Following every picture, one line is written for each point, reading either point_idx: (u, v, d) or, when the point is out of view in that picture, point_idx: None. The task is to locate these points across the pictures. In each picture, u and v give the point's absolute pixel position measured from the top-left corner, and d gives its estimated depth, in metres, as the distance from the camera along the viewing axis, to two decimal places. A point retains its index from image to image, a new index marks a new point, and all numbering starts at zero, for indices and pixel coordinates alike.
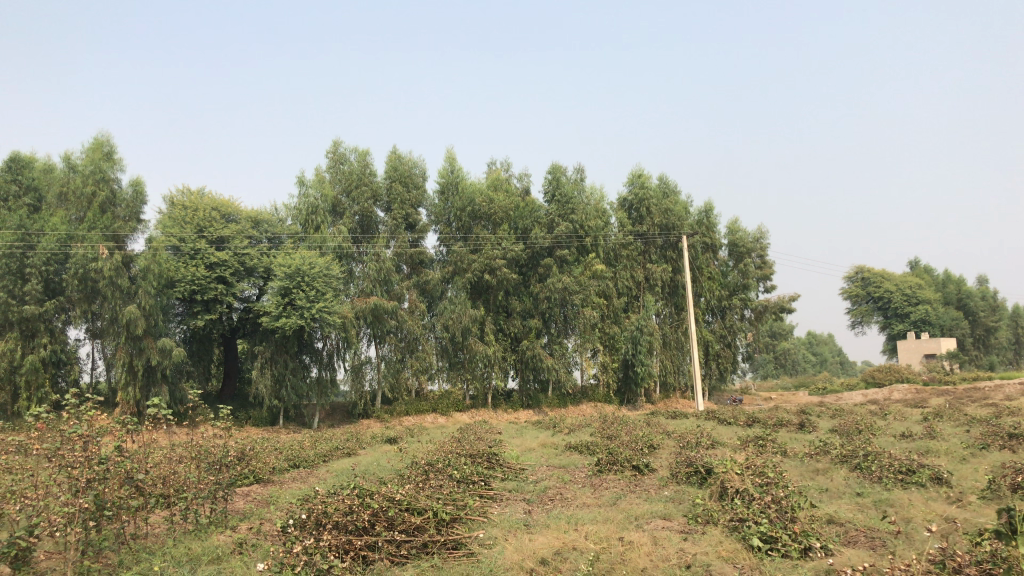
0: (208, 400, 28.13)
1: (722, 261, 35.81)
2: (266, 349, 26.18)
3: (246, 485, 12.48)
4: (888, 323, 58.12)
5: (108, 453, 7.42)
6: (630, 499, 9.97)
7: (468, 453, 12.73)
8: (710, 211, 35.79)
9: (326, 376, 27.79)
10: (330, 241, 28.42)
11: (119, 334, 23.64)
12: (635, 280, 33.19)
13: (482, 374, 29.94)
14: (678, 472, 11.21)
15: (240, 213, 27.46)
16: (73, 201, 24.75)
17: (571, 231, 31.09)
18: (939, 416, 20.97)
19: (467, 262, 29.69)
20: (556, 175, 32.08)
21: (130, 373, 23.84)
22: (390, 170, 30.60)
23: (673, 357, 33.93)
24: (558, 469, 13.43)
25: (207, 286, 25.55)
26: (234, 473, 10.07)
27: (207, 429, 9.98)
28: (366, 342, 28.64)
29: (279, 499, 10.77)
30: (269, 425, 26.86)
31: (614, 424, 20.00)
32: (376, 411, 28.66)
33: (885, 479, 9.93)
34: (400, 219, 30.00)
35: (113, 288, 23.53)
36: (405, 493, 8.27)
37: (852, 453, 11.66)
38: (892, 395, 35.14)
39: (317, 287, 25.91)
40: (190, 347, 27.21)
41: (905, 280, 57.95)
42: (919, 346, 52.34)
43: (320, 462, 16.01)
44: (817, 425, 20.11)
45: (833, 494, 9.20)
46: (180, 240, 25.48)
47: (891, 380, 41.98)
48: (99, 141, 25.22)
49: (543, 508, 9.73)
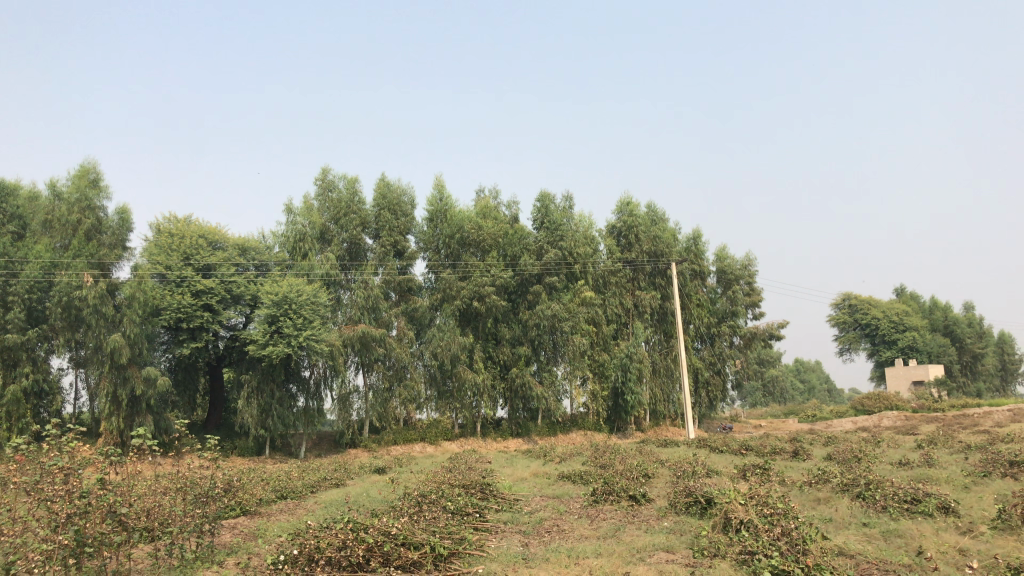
0: (193, 430, 27.65)
1: (710, 288, 35.76)
2: (252, 377, 25.80)
3: (232, 517, 12.15)
4: (876, 350, 58.18)
5: (89, 486, 7.09)
6: (630, 531, 9.72)
7: (461, 483, 12.45)
8: (698, 238, 35.84)
9: (314, 406, 27.39)
10: (318, 269, 28.25)
11: (103, 363, 23.28)
12: (624, 307, 33.03)
13: (471, 403, 29.59)
14: (678, 502, 10.94)
15: (228, 240, 27.25)
16: (58, 229, 24.33)
17: (560, 258, 30.91)
18: (933, 442, 20.81)
19: (456, 289, 29.57)
20: (545, 203, 31.99)
21: (113, 403, 23.41)
22: (378, 199, 30.49)
23: (663, 385, 33.61)
24: (552, 499, 13.12)
25: (194, 313, 25.13)
26: (221, 506, 9.74)
27: (193, 460, 9.65)
28: (354, 370, 28.31)
29: (267, 532, 10.45)
30: (255, 455, 26.41)
31: (607, 453, 19.72)
32: (364, 440, 28.25)
33: (890, 508, 9.73)
34: (388, 246, 29.80)
35: (97, 316, 23.23)
36: (401, 528, 8.03)
37: (854, 481, 11.44)
38: (883, 422, 35.00)
39: (304, 314, 25.61)
40: (176, 375, 26.79)
41: (892, 307, 58.17)
42: (906, 373, 52.29)
43: (308, 493, 15.68)
44: (811, 453, 19.89)
45: (839, 524, 8.98)
46: (166, 267, 25.20)
47: (880, 408, 41.77)
48: (85, 168, 24.95)
49: (541, 541, 9.46)
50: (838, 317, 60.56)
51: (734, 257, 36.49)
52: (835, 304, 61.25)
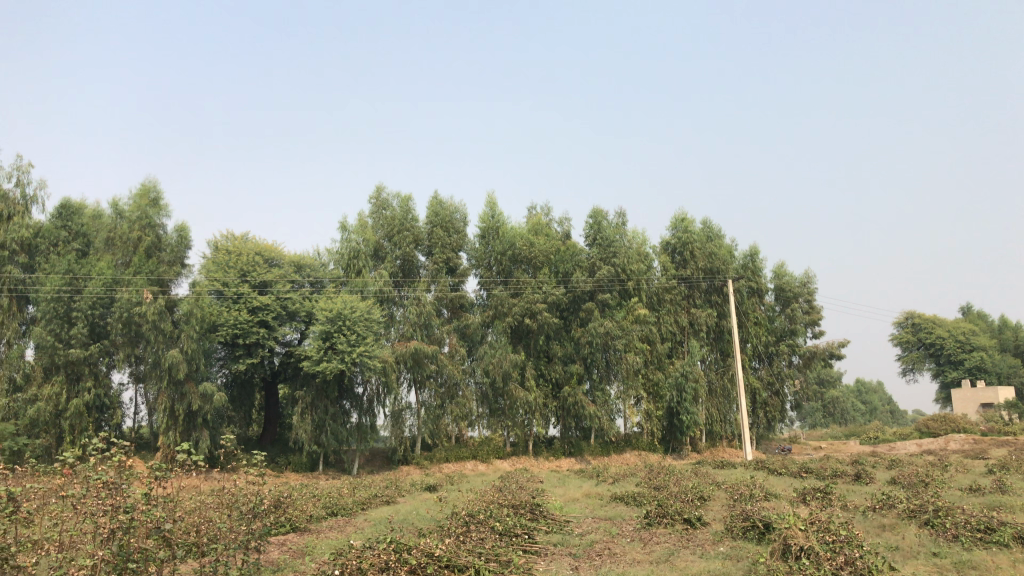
0: (249, 445, 27.89)
1: (768, 306, 35.00)
2: (307, 394, 25.93)
3: (281, 534, 12.09)
4: (941, 370, 56.35)
5: (136, 501, 7.02)
6: (683, 556, 9.38)
7: (510, 503, 12.22)
8: (755, 255, 35.15)
9: (367, 422, 27.43)
10: (371, 285, 28.41)
11: (162, 378, 23.66)
12: (679, 325, 32.50)
13: (522, 421, 29.38)
14: (735, 526, 10.55)
15: (284, 257, 27.58)
16: (119, 246, 24.87)
17: (613, 275, 30.52)
18: (1006, 467, 19.88)
19: (508, 306, 29.38)
20: (597, 220, 31.71)
21: (171, 418, 23.76)
22: (431, 216, 30.58)
23: (720, 405, 32.91)
24: (605, 521, 12.80)
25: (250, 330, 25.35)
26: (268, 523, 9.66)
27: (243, 475, 9.59)
28: (407, 386, 28.32)
29: (315, 550, 10.37)
30: (309, 471, 26.52)
31: (661, 474, 19.28)
32: (416, 457, 28.16)
33: (962, 537, 9.20)
34: (441, 263, 29.84)
35: (156, 332, 23.64)
36: (445, 549, 7.86)
37: (921, 508, 10.90)
38: (950, 446, 33.71)
39: (358, 331, 25.72)
40: (232, 391, 27.07)
41: (958, 326, 56.35)
42: (976, 395, 50.38)
43: (358, 510, 15.58)
44: (875, 477, 19.16)
45: (906, 553, 8.51)
46: (223, 284, 25.57)
47: (946, 430, 40.29)
48: (146, 187, 25.54)
49: (591, 565, 9.18)
50: (900, 336, 58.85)
51: (792, 274, 35.72)
52: (896, 323, 59.69)
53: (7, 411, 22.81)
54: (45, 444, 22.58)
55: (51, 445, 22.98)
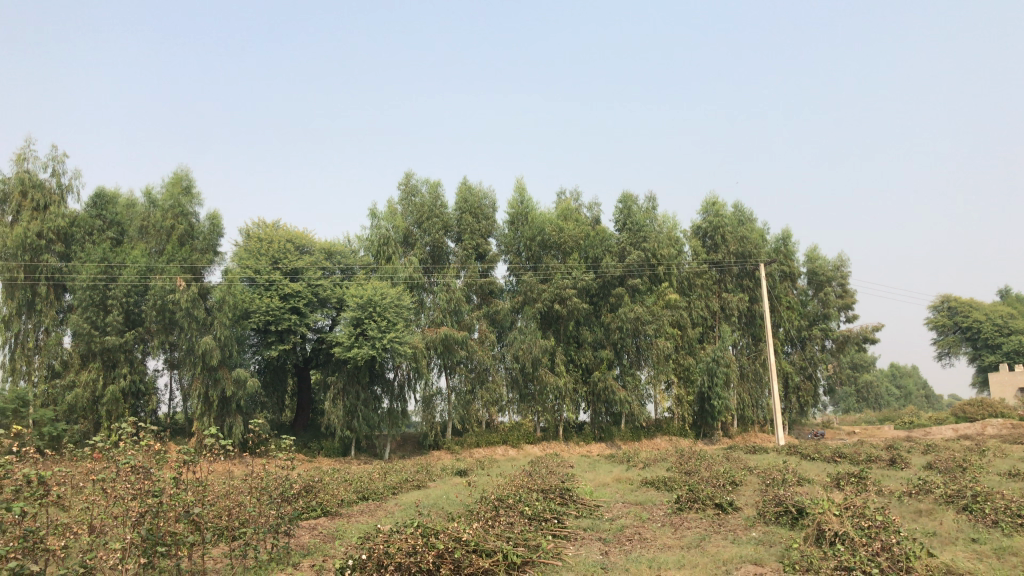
0: (282, 430, 28.17)
1: (801, 290, 34.63)
2: (338, 379, 26.09)
3: (312, 518, 12.18)
4: (978, 354, 55.40)
5: (164, 486, 7.06)
6: (715, 541, 9.28)
7: (539, 487, 12.19)
8: (788, 238, 34.69)
9: (398, 408, 27.56)
10: (401, 272, 28.46)
11: (196, 365, 23.94)
12: (710, 310, 32.21)
13: (553, 406, 29.40)
14: (767, 511, 10.41)
15: (315, 245, 27.71)
16: (153, 235, 25.15)
17: (643, 260, 30.29)
18: None
19: (537, 292, 29.34)
20: (627, 205, 31.45)
21: (205, 404, 24.05)
22: (460, 202, 30.56)
23: (751, 390, 32.63)
24: (635, 505, 12.74)
25: (282, 316, 25.48)
26: (298, 507, 9.72)
27: (272, 459, 9.64)
28: (437, 372, 28.42)
29: (345, 534, 10.41)
30: (341, 455, 26.72)
31: (692, 459, 19.18)
32: (447, 442, 28.26)
33: (1002, 523, 8.99)
34: (471, 249, 29.82)
35: (190, 319, 23.88)
36: (473, 534, 7.83)
37: (959, 493, 10.70)
38: (986, 431, 33.12)
39: (388, 317, 25.80)
40: (265, 376, 27.30)
41: (996, 309, 55.33)
42: (1013, 379, 49.45)
43: (389, 495, 15.65)
44: (910, 461, 18.87)
45: (944, 539, 8.33)
46: (255, 271, 25.77)
47: (984, 415, 39.60)
48: (179, 175, 25.74)
49: (620, 549, 9.11)
50: (936, 320, 57.98)
51: (826, 258, 35.25)
52: (931, 307, 58.77)
53: (46, 397, 23.21)
54: (84, 429, 22.92)
55: (88, 431, 23.30)
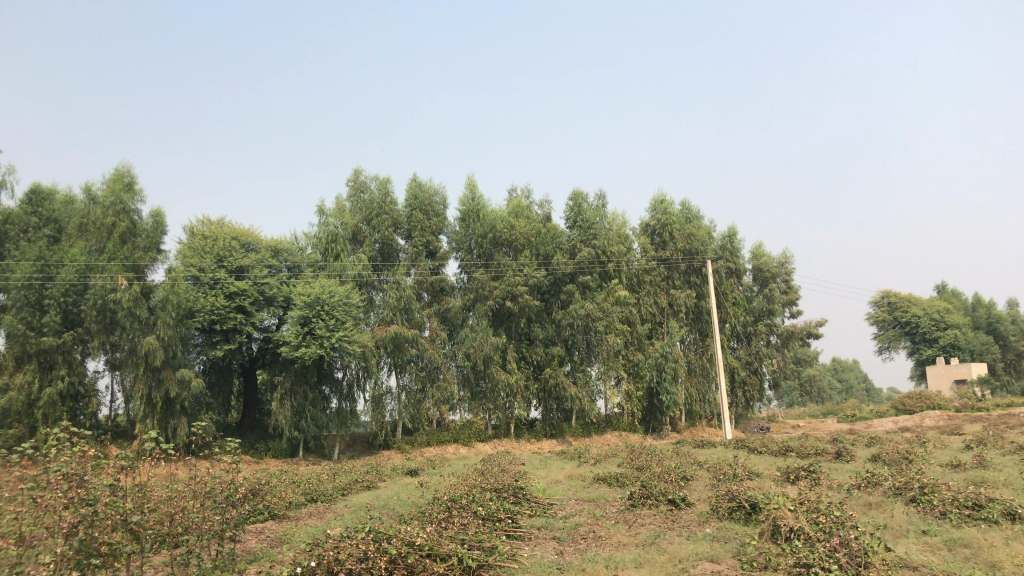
0: (228, 432, 27.54)
1: (747, 287, 35.01)
2: (285, 379, 25.59)
3: (259, 522, 11.86)
4: (916, 348, 56.79)
5: (98, 493, 6.77)
6: (670, 538, 9.23)
7: (492, 486, 12.02)
8: (734, 235, 35.05)
9: (347, 407, 27.15)
10: (349, 269, 28.03)
11: (138, 366, 23.26)
12: (659, 306, 32.39)
13: (504, 404, 29.29)
14: (721, 507, 10.39)
15: (261, 242, 27.12)
16: (93, 232, 24.33)
17: (594, 257, 30.34)
18: (983, 442, 19.92)
19: (488, 289, 29.18)
20: (578, 202, 31.45)
21: (148, 405, 23.38)
22: (410, 199, 30.21)
23: (700, 385, 32.93)
24: (588, 502, 12.68)
25: (227, 315, 24.99)
26: (243, 513, 9.41)
27: (216, 463, 9.31)
28: (387, 371, 28.04)
29: (294, 538, 10.13)
30: (289, 457, 26.24)
31: (643, 454, 19.20)
32: (397, 442, 27.94)
33: (951, 514, 9.10)
34: (421, 246, 29.52)
35: (132, 319, 23.18)
36: (427, 537, 7.63)
37: (907, 485, 10.82)
38: (925, 423, 33.91)
39: (337, 316, 25.39)
40: (210, 377, 26.66)
41: (934, 304, 56.81)
42: (949, 371, 50.89)
43: (338, 496, 15.33)
44: (855, 454, 19.16)
45: (896, 532, 8.39)
46: (200, 269, 25.08)
47: (922, 407, 40.59)
48: (120, 172, 24.96)
49: (576, 548, 8.99)
50: (877, 315, 59.33)
51: (771, 255, 35.71)
52: (872, 302, 60.12)
53: None
54: (19, 434, 22.00)
55: (24, 435, 22.38)
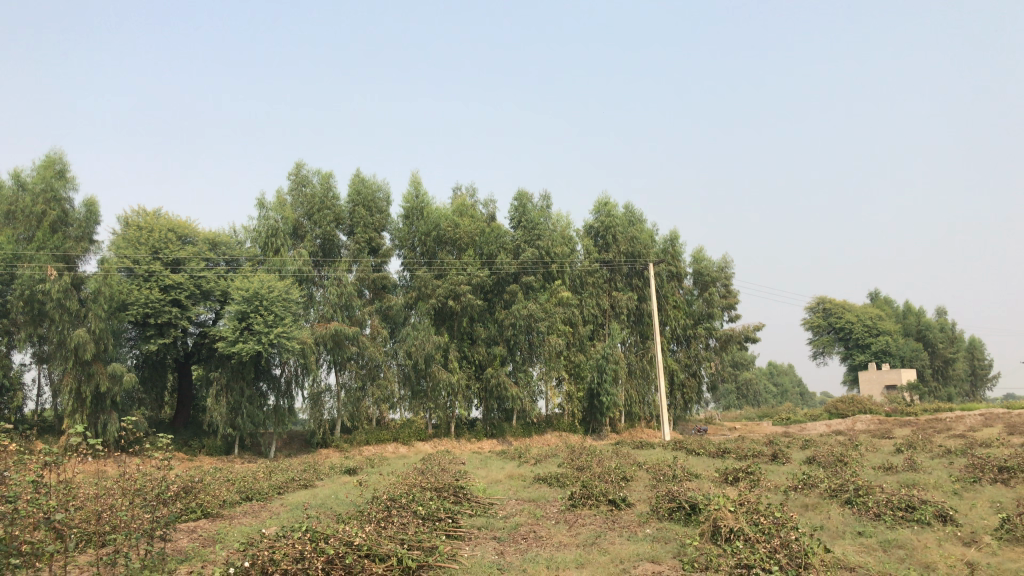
0: (161, 428, 26.81)
1: (687, 290, 35.40)
2: (221, 375, 25.01)
3: (191, 520, 11.52)
4: (849, 353, 58.20)
5: (18, 490, 6.44)
6: (610, 538, 9.21)
7: (432, 486, 11.85)
8: (675, 239, 35.44)
9: (284, 405, 26.62)
10: (290, 265, 27.51)
11: (67, 359, 22.44)
12: (601, 308, 32.55)
13: (445, 403, 29.06)
14: (661, 507, 10.43)
15: (198, 235, 26.44)
16: (22, 220, 23.42)
17: (537, 257, 30.31)
18: (913, 446, 20.46)
19: (431, 288, 28.99)
20: (522, 202, 31.41)
21: (77, 400, 22.59)
22: (353, 194, 29.79)
23: (639, 386, 33.23)
24: (528, 502, 12.62)
25: (162, 309, 24.32)
26: (174, 512, 9.11)
27: (146, 461, 8.98)
28: (326, 368, 27.58)
29: (227, 537, 9.84)
30: (224, 454, 25.68)
31: (584, 455, 19.23)
32: (336, 440, 27.55)
33: (885, 516, 9.28)
34: (363, 243, 29.15)
35: (61, 310, 22.37)
36: (366, 537, 7.46)
37: (842, 487, 11.00)
38: (856, 426, 34.77)
39: (275, 311, 24.89)
40: (143, 372, 25.92)
41: (866, 311, 58.36)
42: (880, 376, 52.18)
43: (274, 495, 14.99)
44: (790, 456, 19.48)
45: (832, 533, 8.52)
46: (134, 261, 24.34)
47: (854, 411, 41.62)
48: (51, 159, 24.20)
49: (517, 548, 8.90)
50: (812, 320, 60.66)
51: (711, 259, 36.16)
52: (808, 308, 61.46)
53: None
54: None
55: None
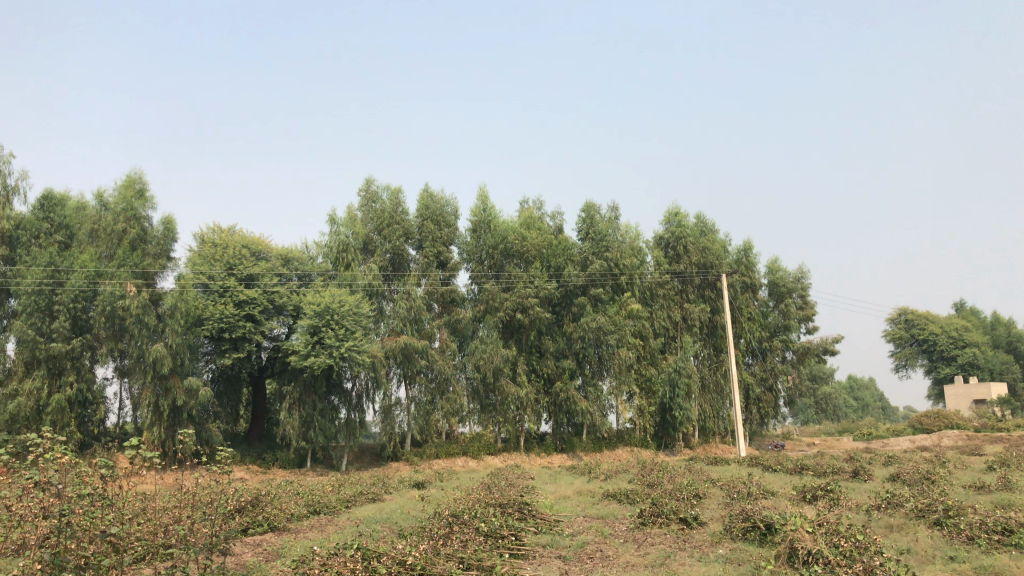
0: (236, 441, 27.22)
1: (762, 302, 34.38)
2: (294, 389, 25.27)
3: (258, 534, 11.50)
4: (934, 366, 55.86)
5: (72, 503, 6.41)
6: (680, 559, 8.78)
7: (498, 502, 11.59)
8: (749, 249, 34.53)
9: (356, 418, 26.73)
10: (360, 279, 27.71)
11: (146, 373, 22.92)
12: (672, 320, 31.92)
13: (514, 417, 28.83)
14: (734, 527, 9.95)
15: (271, 251, 26.88)
16: (104, 239, 24.08)
17: (606, 269, 29.89)
18: (1006, 464, 19.31)
19: (499, 301, 28.78)
20: (590, 214, 31.08)
21: (155, 414, 23.01)
22: (422, 209, 29.92)
23: (713, 401, 32.44)
24: (597, 520, 12.24)
25: (236, 324, 24.68)
26: (236, 525, 9.01)
27: (205, 474, 8.92)
28: (396, 382, 27.62)
29: (291, 551, 9.73)
30: (296, 467, 25.92)
31: (654, 470, 18.76)
32: (406, 454, 27.51)
33: (980, 540, 8.63)
34: (432, 257, 29.23)
35: (140, 326, 22.89)
36: (421, 556, 7.25)
37: (930, 507, 10.33)
38: (943, 442, 33.21)
39: (346, 325, 25.07)
40: (218, 386, 26.38)
41: (951, 322, 55.97)
42: (968, 392, 49.85)
43: (342, 508, 14.94)
44: (873, 474, 18.56)
45: (921, 558, 7.94)
46: (209, 277, 24.78)
47: (940, 426, 39.84)
48: (132, 179, 24.87)
49: (582, 568, 8.56)
50: (894, 332, 58.54)
51: (787, 270, 35.11)
52: (889, 320, 59.32)
53: None
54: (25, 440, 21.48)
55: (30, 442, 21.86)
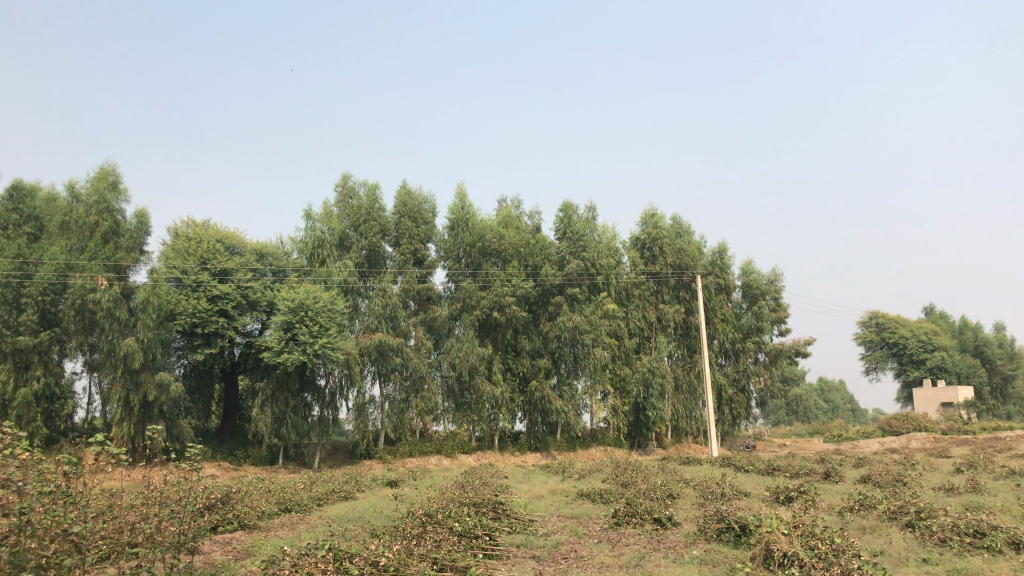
0: (206, 438, 26.88)
1: (736, 303, 34.58)
2: (267, 385, 24.99)
3: (227, 532, 11.32)
4: (903, 369, 56.47)
5: (33, 501, 6.21)
6: (655, 560, 8.74)
7: (472, 501, 11.49)
8: (724, 252, 34.70)
9: (328, 416, 26.52)
10: (335, 275, 27.49)
11: (116, 367, 22.55)
12: (647, 321, 31.93)
13: (488, 416, 28.73)
14: (708, 528, 9.94)
15: (245, 246, 26.64)
16: (75, 231, 23.64)
17: (582, 269, 29.90)
18: (974, 466, 19.53)
19: (475, 299, 28.65)
20: (568, 214, 31.10)
21: (125, 409, 22.63)
22: (399, 206, 29.74)
23: (686, 401, 32.57)
24: (571, 520, 12.18)
25: (208, 319, 24.38)
26: (205, 524, 8.82)
27: (174, 472, 8.75)
28: (371, 379, 27.43)
29: (260, 551, 9.58)
30: (268, 464, 25.65)
31: (627, 470, 18.75)
32: (379, 452, 27.32)
33: (952, 542, 8.68)
34: (408, 254, 29.03)
35: (111, 319, 22.54)
36: (394, 557, 7.14)
37: (902, 509, 10.39)
38: (912, 445, 33.58)
39: (321, 322, 24.84)
40: (189, 381, 26.04)
41: (921, 326, 56.60)
42: (935, 395, 50.70)
43: (314, 506, 14.77)
44: (844, 475, 18.69)
45: (895, 560, 7.97)
46: (182, 272, 24.57)
47: (909, 429, 40.29)
48: (105, 171, 24.42)
49: (556, 569, 8.49)
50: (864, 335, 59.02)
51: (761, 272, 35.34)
52: (860, 323, 59.85)
53: None
54: None
55: None
